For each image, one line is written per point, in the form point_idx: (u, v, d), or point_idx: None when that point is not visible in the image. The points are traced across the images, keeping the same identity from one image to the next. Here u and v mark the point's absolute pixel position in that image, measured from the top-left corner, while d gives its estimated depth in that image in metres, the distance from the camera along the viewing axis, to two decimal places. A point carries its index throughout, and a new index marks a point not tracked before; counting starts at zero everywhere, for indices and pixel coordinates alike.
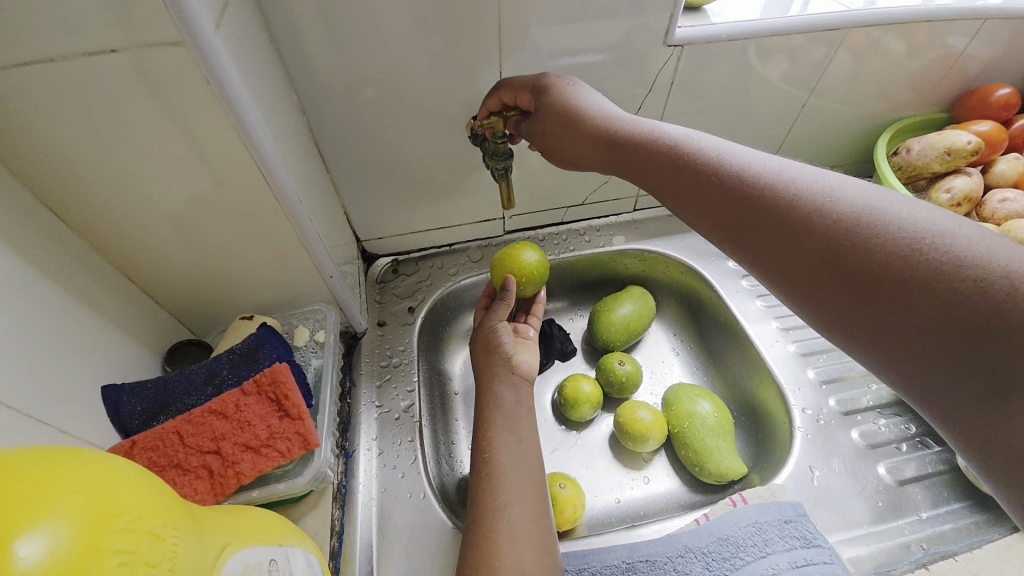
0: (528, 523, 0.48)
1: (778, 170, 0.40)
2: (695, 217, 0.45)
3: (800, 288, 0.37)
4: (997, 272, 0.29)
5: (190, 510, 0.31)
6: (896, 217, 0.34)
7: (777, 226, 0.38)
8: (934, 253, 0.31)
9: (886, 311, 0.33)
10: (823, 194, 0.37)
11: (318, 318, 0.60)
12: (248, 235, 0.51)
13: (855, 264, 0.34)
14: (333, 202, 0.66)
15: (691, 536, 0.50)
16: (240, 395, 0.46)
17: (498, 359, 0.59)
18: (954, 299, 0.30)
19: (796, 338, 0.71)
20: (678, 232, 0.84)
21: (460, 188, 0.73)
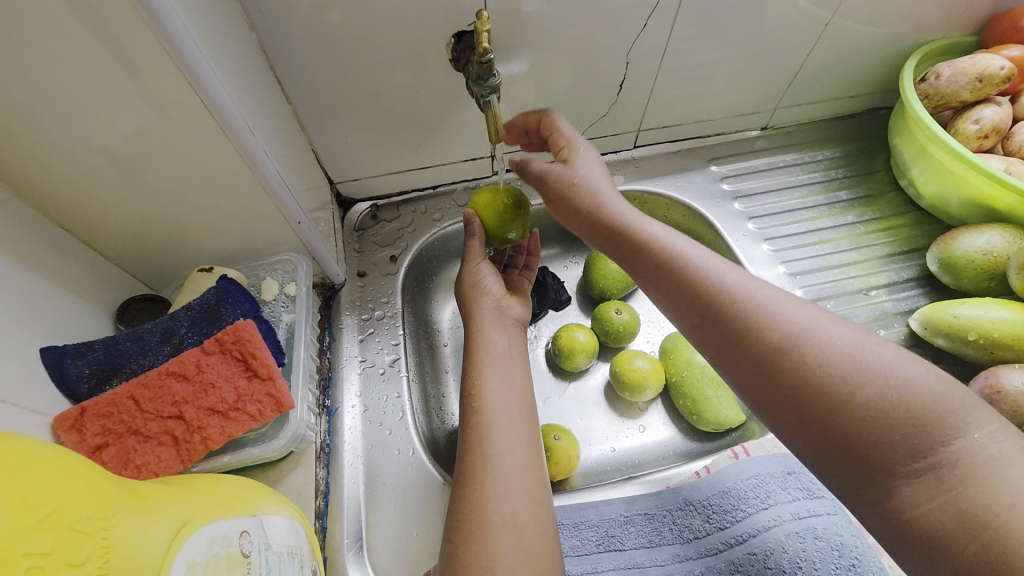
0: (523, 472, 0.45)
1: (738, 274, 0.40)
2: (654, 300, 0.44)
3: (749, 392, 0.38)
4: (923, 400, 0.31)
5: (134, 494, 0.27)
6: (834, 334, 0.35)
7: (731, 329, 0.38)
8: (867, 378, 0.33)
9: (828, 423, 0.34)
10: (776, 304, 0.38)
11: (288, 269, 0.55)
12: (197, 176, 0.45)
13: (804, 375, 0.35)
14: (297, 139, 0.58)
15: (689, 488, 0.49)
16: (201, 355, 0.41)
17: (484, 301, 0.56)
18: (889, 422, 0.32)
19: (803, 283, 0.68)
20: (681, 172, 0.78)
21: (442, 124, 0.65)
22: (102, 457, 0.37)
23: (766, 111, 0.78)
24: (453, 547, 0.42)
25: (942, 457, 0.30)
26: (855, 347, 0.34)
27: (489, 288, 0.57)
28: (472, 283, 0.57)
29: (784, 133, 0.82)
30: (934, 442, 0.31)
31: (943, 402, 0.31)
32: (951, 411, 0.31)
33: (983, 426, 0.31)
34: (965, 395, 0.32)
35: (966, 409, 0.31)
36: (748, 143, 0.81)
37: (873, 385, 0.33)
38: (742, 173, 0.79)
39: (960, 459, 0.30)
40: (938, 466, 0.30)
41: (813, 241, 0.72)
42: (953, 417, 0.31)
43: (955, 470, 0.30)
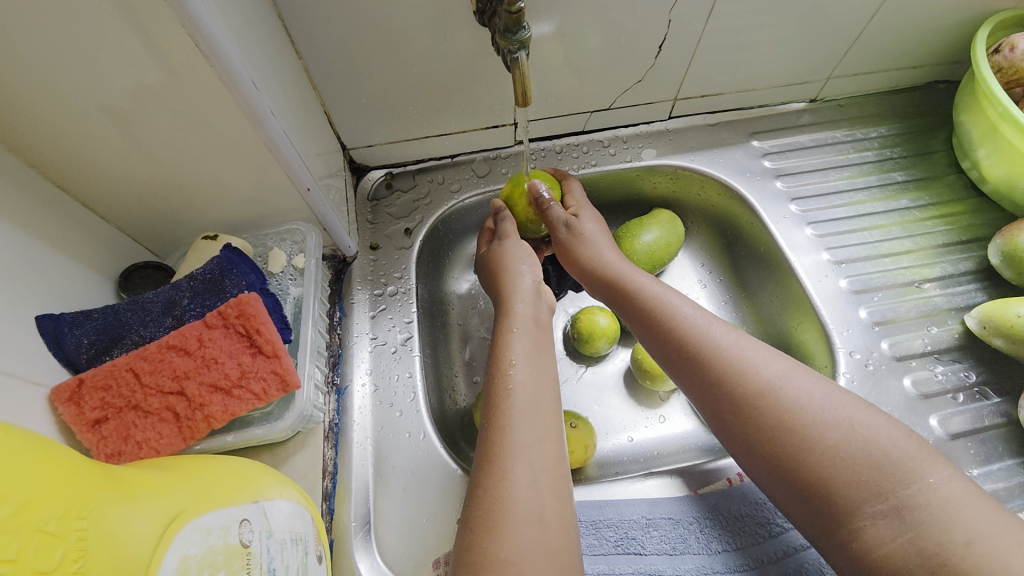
0: (549, 465, 0.42)
1: (720, 322, 0.44)
2: (643, 339, 0.47)
3: (727, 442, 0.40)
4: (879, 446, 0.34)
5: (116, 488, 0.26)
6: (803, 385, 0.38)
7: (708, 379, 0.41)
8: (829, 428, 0.36)
9: (795, 464, 0.36)
10: (749, 355, 0.41)
11: (297, 240, 0.51)
12: (199, 136, 0.41)
13: (773, 419, 0.37)
14: (308, 99, 0.54)
15: (721, 498, 0.47)
16: (203, 328, 0.39)
17: (522, 280, 0.55)
18: (849, 462, 0.34)
19: (848, 272, 0.63)
20: (718, 147, 0.72)
21: (462, 87, 0.60)
22: (101, 432, 0.35)
23: (818, 80, 0.71)
24: (470, 537, 0.39)
25: (902, 499, 0.32)
26: (818, 397, 0.37)
27: (528, 269, 0.56)
28: (509, 262, 0.57)
29: (835, 106, 0.75)
30: (893, 486, 0.33)
31: (900, 451, 0.34)
32: (908, 460, 0.33)
33: (940, 475, 0.33)
34: (921, 445, 0.34)
35: (924, 460, 0.33)
36: (794, 117, 0.74)
37: (835, 434, 0.35)
38: (786, 150, 0.72)
39: (922, 502, 0.32)
40: (900, 508, 0.32)
41: (860, 227, 0.66)
42: (910, 465, 0.33)
43: (916, 512, 0.32)
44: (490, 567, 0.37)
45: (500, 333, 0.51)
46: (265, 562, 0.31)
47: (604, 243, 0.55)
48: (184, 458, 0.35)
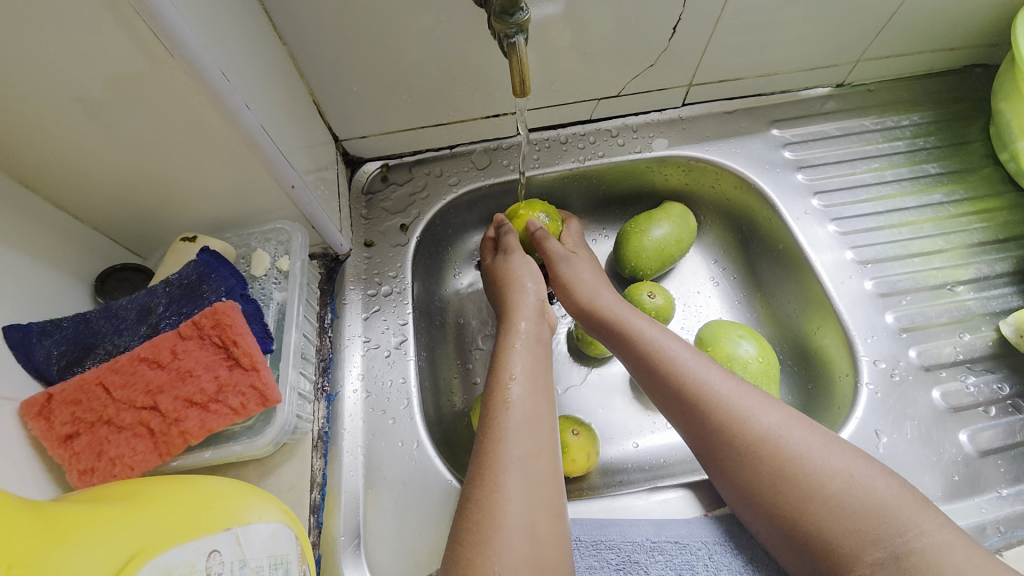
0: (542, 482, 0.41)
1: (725, 375, 0.46)
2: (649, 388, 0.49)
3: (730, 490, 0.43)
4: (876, 500, 0.37)
5: (55, 538, 0.24)
6: (803, 439, 0.41)
7: (710, 431, 0.44)
8: (828, 481, 0.38)
9: (800, 520, 0.39)
10: (749, 407, 0.43)
11: (282, 240, 0.49)
12: (170, 133, 0.38)
13: (779, 476, 0.40)
14: (295, 88, 0.51)
15: (733, 523, 0.44)
16: (177, 339, 0.37)
17: (527, 297, 0.54)
18: (851, 519, 0.37)
19: (874, 273, 0.58)
20: (734, 136, 0.67)
21: (459, 73, 0.56)
22: (73, 448, 0.34)
23: (847, 63, 0.65)
24: (460, 547, 0.38)
25: (897, 546, 0.36)
26: (815, 450, 0.40)
27: (532, 286, 0.55)
28: (513, 278, 0.55)
29: (863, 91, 0.69)
30: (888, 535, 0.36)
31: (892, 503, 0.37)
32: (900, 511, 0.37)
33: (928, 523, 0.36)
34: (912, 495, 0.38)
35: (914, 509, 0.37)
36: (818, 103, 0.69)
37: (833, 488, 0.38)
38: (808, 139, 0.67)
39: (914, 549, 0.35)
40: (896, 554, 0.35)
41: (887, 224, 0.62)
42: (902, 516, 0.36)
43: (910, 558, 0.35)
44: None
45: (501, 345, 0.50)
46: None
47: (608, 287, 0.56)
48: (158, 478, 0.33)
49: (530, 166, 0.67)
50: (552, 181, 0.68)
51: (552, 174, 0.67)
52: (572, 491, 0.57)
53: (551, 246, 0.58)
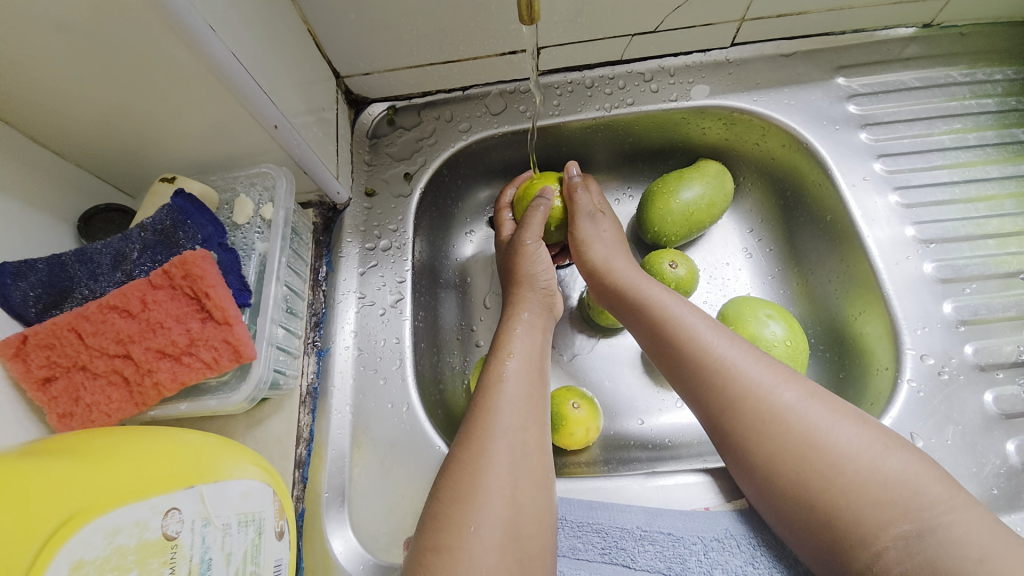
0: (529, 453, 0.39)
1: (740, 348, 0.41)
2: (659, 359, 0.45)
3: (743, 475, 0.39)
4: (903, 476, 0.34)
5: None
6: (823, 416, 0.37)
7: (722, 409, 0.40)
8: (850, 455, 0.35)
9: (820, 505, 0.35)
10: (766, 381, 0.39)
11: (268, 185, 0.45)
12: (133, 61, 0.34)
13: (798, 457, 0.36)
14: (284, 14, 0.45)
15: (736, 520, 0.41)
16: (147, 288, 0.35)
17: (535, 293, 0.51)
18: (876, 500, 0.33)
19: (937, 255, 0.50)
20: (789, 84, 0.58)
21: (471, 1, 0.49)
22: (51, 392, 0.33)
23: (936, 0, 0.53)
24: (439, 503, 0.36)
25: (923, 521, 0.32)
26: (835, 423, 0.36)
27: (541, 278, 0.52)
28: (523, 265, 0.52)
29: (954, 35, 0.57)
30: (915, 509, 0.33)
31: (919, 477, 0.33)
32: (927, 486, 0.33)
33: (956, 499, 0.33)
34: (937, 472, 0.34)
35: (940, 485, 0.33)
36: (898, 47, 0.58)
37: (855, 463, 0.34)
38: (878, 91, 0.57)
39: (941, 525, 0.32)
40: (921, 529, 0.32)
41: (961, 198, 0.53)
42: (929, 492, 0.33)
43: (936, 534, 0.32)
44: (452, 537, 0.34)
45: (502, 327, 0.48)
46: (197, 553, 0.29)
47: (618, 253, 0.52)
48: (122, 430, 0.33)
49: (549, 114, 0.60)
50: (573, 132, 0.62)
51: (573, 124, 0.60)
52: (569, 464, 0.55)
53: (579, 199, 0.54)
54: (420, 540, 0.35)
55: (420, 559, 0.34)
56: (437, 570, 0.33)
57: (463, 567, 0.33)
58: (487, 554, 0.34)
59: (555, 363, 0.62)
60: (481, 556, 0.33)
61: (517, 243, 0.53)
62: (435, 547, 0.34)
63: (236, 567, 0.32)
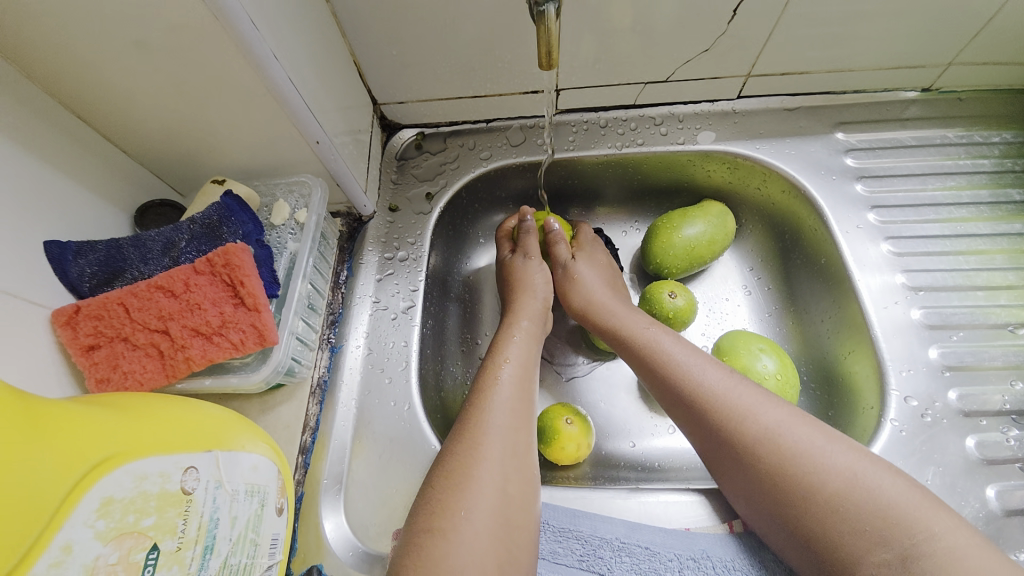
0: (511, 452, 0.41)
1: (723, 374, 0.44)
2: (651, 383, 0.48)
3: (739, 497, 0.41)
4: (885, 498, 0.35)
5: (34, 439, 0.25)
6: (801, 437, 0.38)
7: (710, 433, 0.42)
8: (831, 476, 0.36)
9: (807, 526, 0.36)
10: (749, 404, 0.41)
11: (303, 192, 0.50)
12: (203, 78, 0.40)
13: (781, 479, 0.38)
14: (336, 46, 0.51)
15: (713, 542, 0.43)
16: (190, 272, 0.39)
17: (536, 301, 0.55)
18: (860, 522, 0.34)
19: (925, 302, 0.53)
20: (790, 135, 0.62)
21: (500, 45, 0.55)
22: (93, 358, 0.37)
23: (936, 66, 0.58)
24: (432, 490, 0.38)
25: (906, 548, 0.33)
26: (820, 445, 0.38)
27: (541, 289, 0.56)
28: (521, 284, 0.56)
29: (951, 100, 0.61)
30: (897, 535, 0.33)
31: (899, 497, 0.35)
32: (912, 512, 0.34)
33: (941, 527, 0.33)
34: (922, 496, 0.35)
35: (923, 510, 0.34)
36: (897, 108, 0.62)
37: (837, 485, 0.36)
38: (876, 147, 0.61)
39: (923, 552, 0.33)
40: (904, 557, 0.33)
41: (952, 250, 0.55)
42: (913, 517, 0.34)
43: (918, 561, 0.33)
44: (446, 520, 0.36)
45: (500, 334, 0.51)
46: (207, 511, 0.31)
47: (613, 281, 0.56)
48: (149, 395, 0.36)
49: (564, 148, 0.65)
50: (587, 166, 0.66)
51: (587, 158, 0.65)
52: (557, 477, 0.57)
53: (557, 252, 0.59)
54: (413, 524, 0.37)
55: (414, 541, 0.36)
56: (430, 551, 0.35)
57: (453, 549, 0.35)
58: (478, 539, 0.36)
59: (553, 381, 0.64)
60: (472, 539, 0.36)
61: (522, 261, 0.58)
62: (430, 529, 0.36)
63: (239, 532, 0.34)
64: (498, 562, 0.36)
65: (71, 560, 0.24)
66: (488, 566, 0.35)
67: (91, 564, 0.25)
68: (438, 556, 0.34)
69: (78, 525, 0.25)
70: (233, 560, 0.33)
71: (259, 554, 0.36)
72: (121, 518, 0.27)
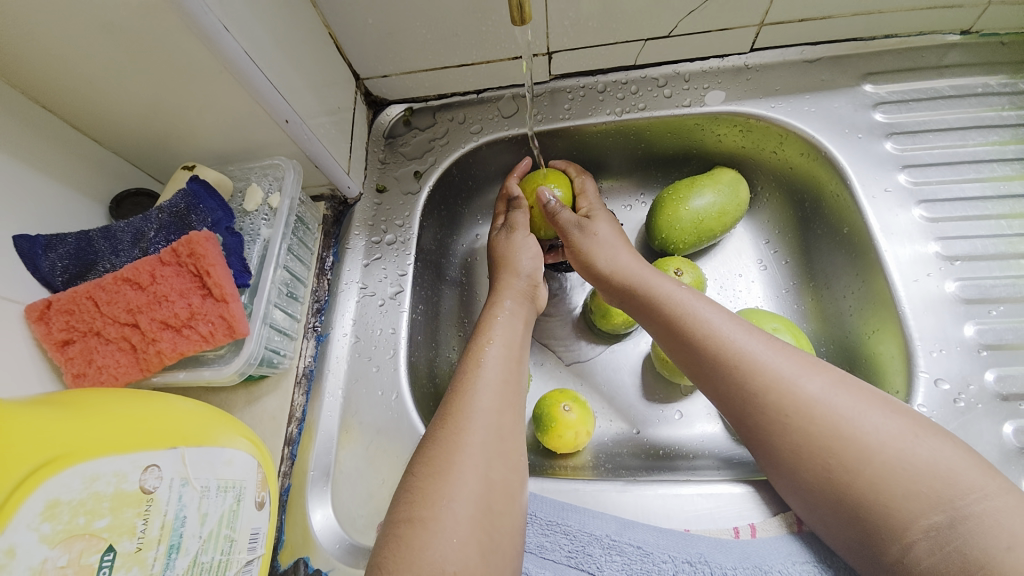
0: (496, 434, 0.38)
1: (757, 339, 0.40)
2: (674, 353, 0.44)
3: (774, 472, 0.38)
4: (935, 463, 0.32)
5: None
6: (846, 406, 0.35)
7: (746, 402, 0.38)
8: (880, 445, 0.33)
9: (854, 502, 0.33)
10: (789, 369, 0.37)
11: (277, 176, 0.49)
12: (155, 59, 0.37)
13: (827, 452, 0.34)
14: (306, 16, 0.48)
15: (713, 546, 0.39)
16: (156, 264, 0.39)
17: (519, 280, 0.51)
18: (911, 492, 0.31)
19: (962, 274, 0.47)
20: (812, 90, 0.55)
21: (482, 7, 0.50)
22: (68, 353, 0.37)
23: (977, 5, 0.50)
24: (412, 477, 0.35)
25: (955, 510, 0.30)
26: (866, 411, 0.34)
27: (526, 268, 0.52)
28: (512, 259, 0.53)
29: (996, 43, 0.54)
30: (945, 497, 0.31)
31: (952, 463, 0.32)
32: (960, 472, 0.31)
33: (989, 487, 0.31)
34: (972, 459, 0.32)
35: (974, 470, 0.31)
36: (935, 54, 0.54)
37: (885, 451, 0.33)
38: (909, 99, 0.54)
39: (971, 513, 0.30)
40: (952, 518, 0.30)
41: (994, 214, 0.49)
42: (964, 479, 0.31)
43: (966, 523, 0.30)
44: (425, 508, 0.33)
45: (484, 316, 0.48)
46: (171, 510, 0.31)
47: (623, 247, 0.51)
48: (118, 391, 0.35)
49: (559, 117, 0.60)
50: (585, 136, 0.61)
51: (584, 127, 0.60)
52: (557, 467, 0.54)
53: (563, 216, 0.54)
54: (393, 512, 0.34)
55: (392, 531, 0.33)
56: (409, 541, 0.32)
57: (434, 538, 0.32)
58: (460, 526, 0.33)
59: (553, 365, 0.62)
60: (454, 529, 0.33)
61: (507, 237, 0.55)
62: (409, 518, 0.33)
63: (210, 529, 0.33)
64: (481, 551, 0.33)
65: (15, 565, 0.24)
66: (471, 557, 0.32)
67: (37, 567, 0.25)
68: (417, 546, 0.32)
69: (20, 529, 0.24)
70: (204, 558, 0.33)
71: (236, 550, 0.35)
72: (70, 520, 0.26)
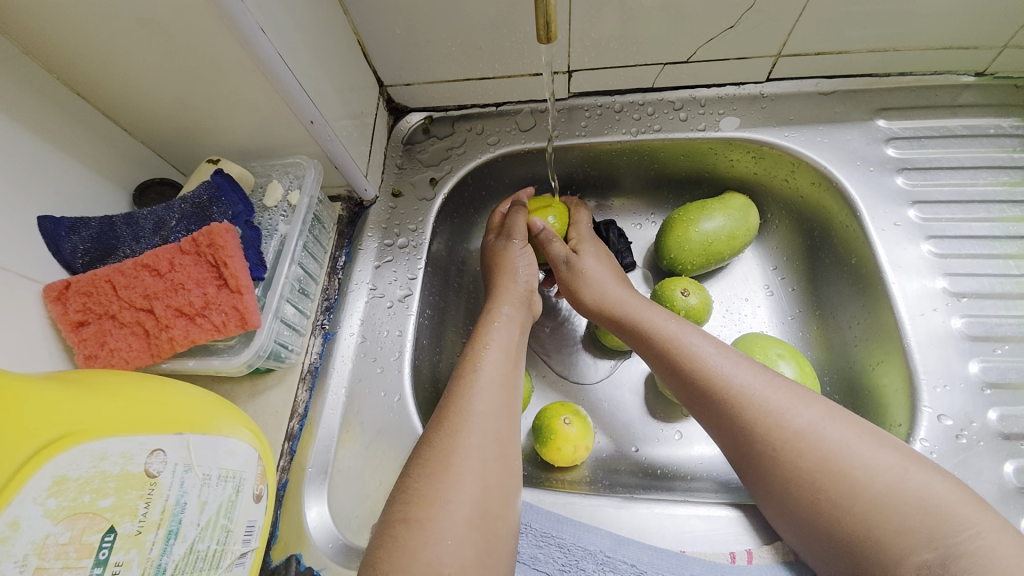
0: (493, 439, 0.38)
1: (747, 371, 0.40)
2: (668, 381, 0.44)
3: (768, 502, 0.38)
4: (928, 500, 0.32)
5: None
6: (834, 439, 0.35)
7: (737, 432, 0.39)
8: (869, 479, 0.33)
9: (846, 537, 0.33)
10: (778, 402, 0.38)
11: (298, 174, 0.50)
12: (190, 56, 0.39)
13: (818, 485, 0.34)
14: (337, 22, 0.49)
15: (707, 569, 0.39)
16: (176, 252, 0.40)
17: (517, 285, 0.52)
18: (903, 529, 0.31)
19: (968, 310, 0.47)
20: (826, 121, 0.56)
21: (507, 23, 0.51)
22: (82, 334, 0.38)
23: (991, 47, 0.51)
24: (410, 477, 0.35)
25: (948, 547, 0.30)
26: (855, 445, 0.34)
27: (523, 272, 0.53)
28: (507, 266, 0.53)
29: (1009, 86, 0.55)
30: (939, 533, 0.30)
31: (944, 498, 0.32)
32: (952, 507, 0.31)
33: (981, 523, 0.30)
34: (963, 496, 0.32)
35: (966, 506, 0.31)
36: (949, 94, 0.55)
37: (875, 485, 0.33)
38: (922, 136, 0.55)
39: (965, 552, 0.30)
40: (947, 556, 0.30)
41: (1001, 253, 0.49)
42: (955, 514, 0.31)
43: (960, 561, 0.29)
44: (423, 509, 0.33)
45: (482, 321, 0.48)
46: (173, 494, 0.31)
47: (618, 277, 0.52)
48: (128, 374, 0.36)
49: (575, 134, 0.61)
50: (600, 154, 0.63)
51: (599, 145, 0.61)
52: (554, 480, 0.54)
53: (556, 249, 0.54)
54: (390, 511, 0.34)
55: (389, 530, 0.33)
56: (407, 541, 0.32)
57: (432, 540, 0.32)
58: (456, 528, 0.33)
59: (555, 378, 0.62)
60: (451, 531, 0.33)
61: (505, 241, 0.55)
62: (406, 518, 0.33)
63: (208, 517, 0.33)
64: (477, 552, 0.33)
65: (18, 537, 0.24)
66: (466, 558, 0.32)
67: (39, 543, 0.25)
68: (415, 547, 0.32)
69: (26, 502, 0.25)
70: (200, 546, 0.33)
71: (231, 541, 0.35)
72: (74, 497, 0.27)
